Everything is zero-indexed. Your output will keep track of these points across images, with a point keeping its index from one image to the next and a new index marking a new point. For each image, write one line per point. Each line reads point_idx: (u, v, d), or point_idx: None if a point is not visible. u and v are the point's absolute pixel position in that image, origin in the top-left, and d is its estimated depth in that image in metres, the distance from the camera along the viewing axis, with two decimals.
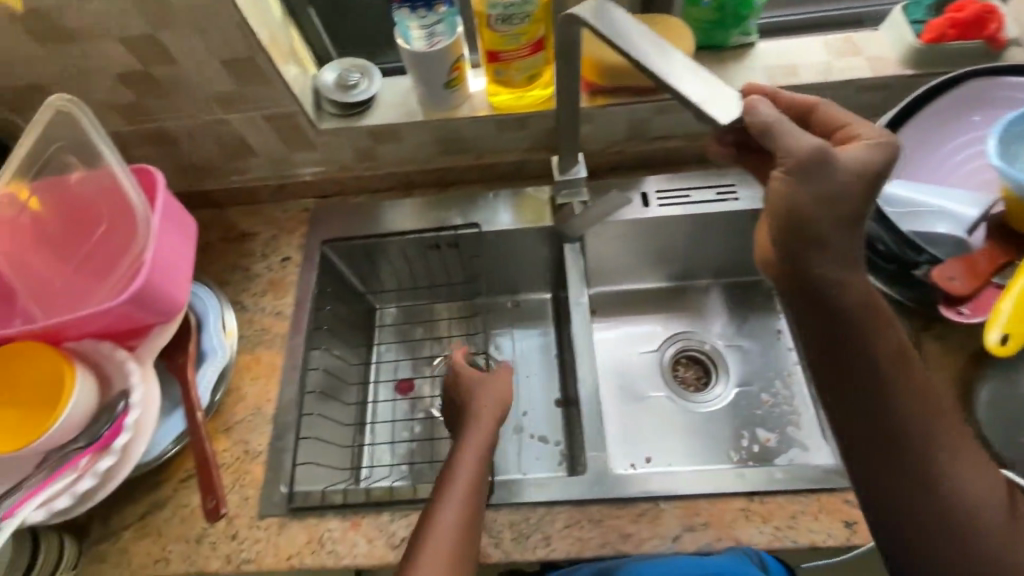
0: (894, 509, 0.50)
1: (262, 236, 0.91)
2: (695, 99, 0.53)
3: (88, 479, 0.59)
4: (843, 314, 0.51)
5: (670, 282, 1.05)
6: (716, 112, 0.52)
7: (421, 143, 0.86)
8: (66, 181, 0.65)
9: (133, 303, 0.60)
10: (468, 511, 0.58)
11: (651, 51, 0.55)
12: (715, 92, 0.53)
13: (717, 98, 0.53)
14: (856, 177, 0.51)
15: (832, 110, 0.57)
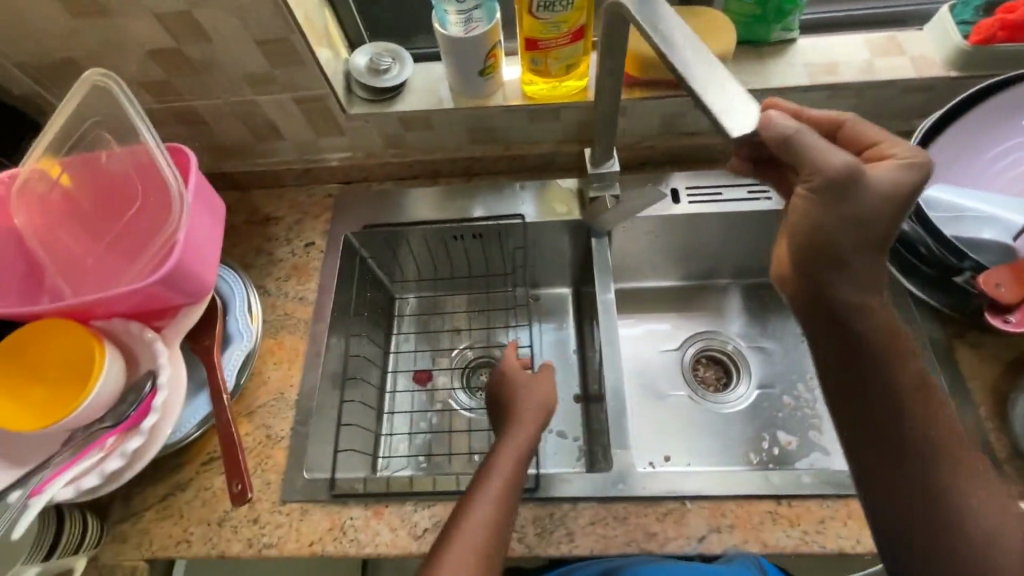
0: (905, 527, 0.51)
1: (286, 220, 0.90)
2: (711, 105, 0.48)
3: (115, 459, 0.58)
4: (864, 334, 0.51)
5: (693, 281, 1.04)
6: (728, 122, 0.47)
7: (450, 131, 0.85)
8: (98, 158, 0.65)
9: (164, 283, 0.59)
10: (501, 510, 0.58)
11: (683, 49, 0.51)
12: (736, 103, 0.48)
13: (735, 109, 0.48)
14: (883, 198, 0.48)
15: (860, 128, 0.54)
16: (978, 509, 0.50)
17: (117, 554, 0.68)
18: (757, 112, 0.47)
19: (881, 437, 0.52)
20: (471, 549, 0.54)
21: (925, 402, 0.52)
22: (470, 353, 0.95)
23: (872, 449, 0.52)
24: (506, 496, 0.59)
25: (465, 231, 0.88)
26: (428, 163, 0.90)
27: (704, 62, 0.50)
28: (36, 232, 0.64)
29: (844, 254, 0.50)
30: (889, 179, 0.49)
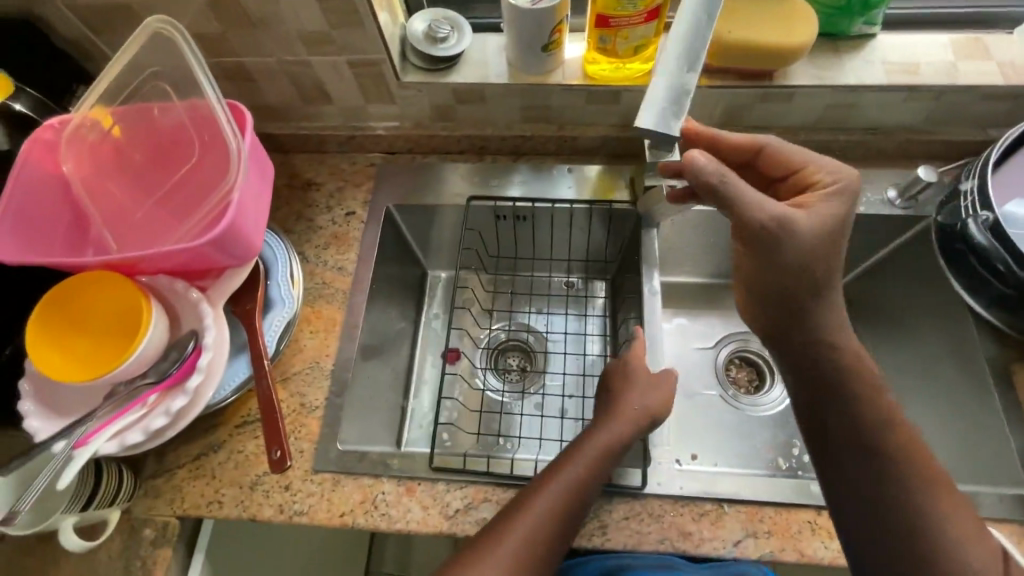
0: (877, 552, 0.54)
1: (328, 187, 0.88)
2: (652, 97, 0.58)
3: (160, 417, 0.58)
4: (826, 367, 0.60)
5: (732, 279, 1.02)
6: (647, 115, 0.57)
7: (504, 107, 0.82)
8: (151, 111, 0.64)
9: (216, 243, 0.58)
10: (569, 489, 0.59)
11: (681, 51, 0.58)
12: (664, 112, 0.57)
13: (664, 113, 0.57)
14: (816, 239, 0.58)
15: (779, 149, 0.64)
16: (948, 537, 0.52)
17: (149, 508, 0.68)
18: (672, 129, 0.57)
19: (845, 460, 0.57)
20: (531, 538, 0.56)
21: (889, 427, 0.57)
22: (500, 335, 0.94)
23: (841, 470, 0.57)
24: (576, 491, 0.59)
25: (509, 211, 0.86)
26: (477, 138, 0.87)
27: (685, 70, 0.58)
28: (85, 180, 0.63)
29: (795, 299, 0.60)
30: (815, 221, 0.58)
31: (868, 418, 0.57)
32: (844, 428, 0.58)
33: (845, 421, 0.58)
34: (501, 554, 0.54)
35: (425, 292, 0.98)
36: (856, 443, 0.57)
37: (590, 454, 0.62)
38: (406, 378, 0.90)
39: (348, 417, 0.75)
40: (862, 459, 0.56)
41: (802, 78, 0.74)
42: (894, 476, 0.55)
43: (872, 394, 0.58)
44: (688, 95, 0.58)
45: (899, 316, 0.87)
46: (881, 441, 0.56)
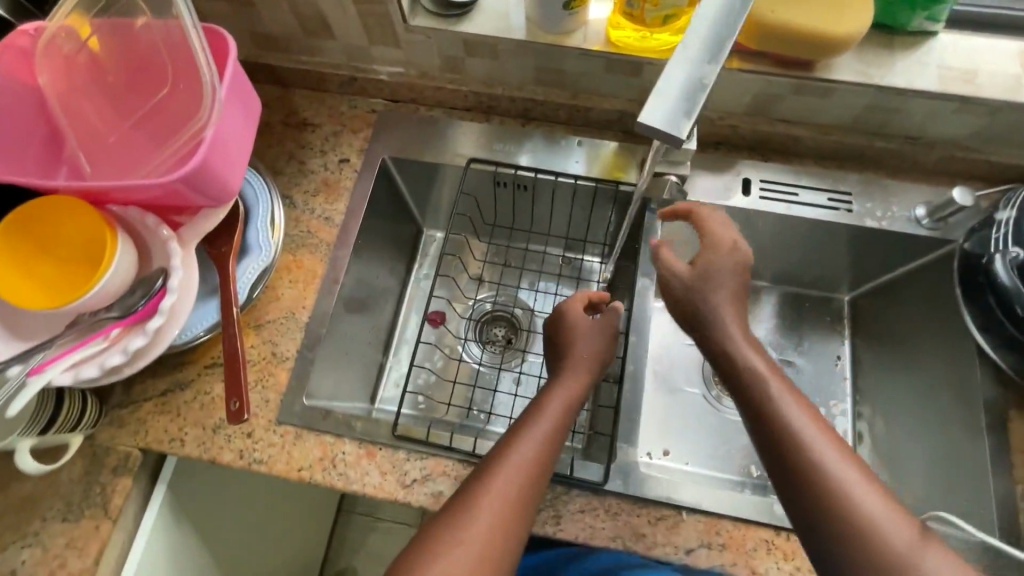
0: None
1: (324, 130, 0.84)
2: (662, 89, 0.47)
3: (118, 354, 0.57)
4: (757, 393, 0.58)
5: None
6: (653, 110, 0.46)
7: (517, 65, 0.76)
8: (131, 25, 0.59)
9: (186, 182, 0.54)
10: (532, 465, 0.58)
11: (703, 40, 0.47)
12: (674, 108, 0.46)
13: (674, 109, 0.46)
14: (730, 274, 0.65)
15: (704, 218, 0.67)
16: (911, 543, 0.48)
17: (112, 437, 0.69)
18: (681, 131, 0.46)
19: (793, 496, 0.53)
20: (497, 519, 0.55)
21: (823, 443, 0.53)
22: (487, 304, 0.91)
23: (795, 508, 0.52)
24: (531, 466, 0.58)
25: (509, 178, 0.82)
26: (485, 96, 0.81)
27: (704, 63, 0.47)
28: (61, 95, 0.59)
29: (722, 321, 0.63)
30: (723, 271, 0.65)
31: (805, 439, 0.53)
32: (781, 458, 0.54)
33: (780, 451, 0.54)
34: (474, 532, 0.53)
35: (416, 251, 0.95)
36: (798, 477, 0.52)
37: (532, 417, 0.63)
38: (386, 336, 0.88)
39: (319, 372, 0.74)
40: (809, 487, 0.52)
41: (845, 72, 0.67)
42: (846, 496, 0.50)
43: (801, 414, 0.55)
44: (705, 91, 0.47)
45: (902, 341, 0.85)
46: (825, 462, 0.52)
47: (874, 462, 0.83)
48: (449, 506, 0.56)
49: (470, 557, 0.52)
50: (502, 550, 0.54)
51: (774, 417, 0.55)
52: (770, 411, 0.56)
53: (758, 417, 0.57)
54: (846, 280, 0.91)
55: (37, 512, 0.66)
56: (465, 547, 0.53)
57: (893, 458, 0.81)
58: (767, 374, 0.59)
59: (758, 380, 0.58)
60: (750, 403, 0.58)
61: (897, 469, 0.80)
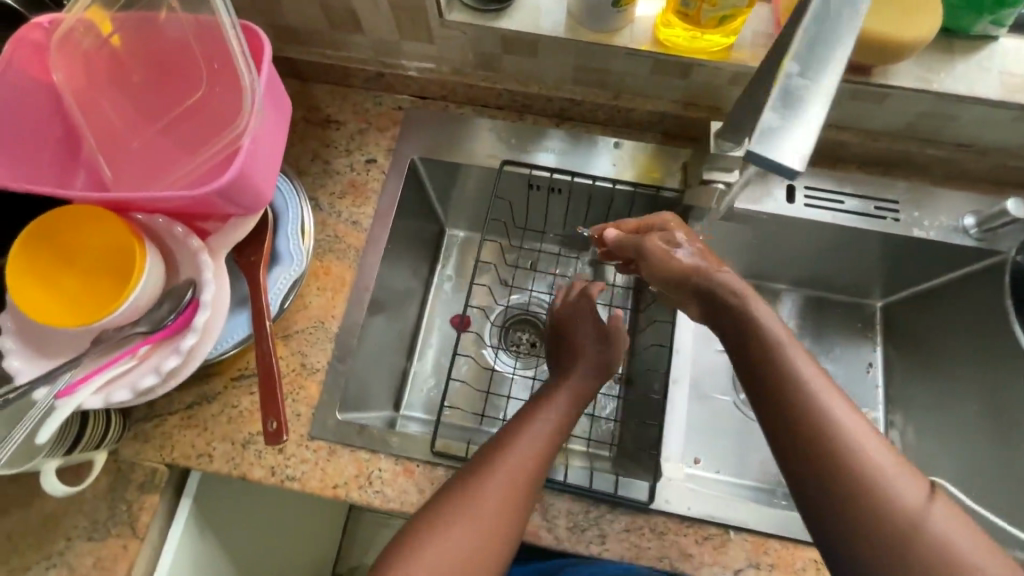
0: (850, 546, 0.44)
1: (348, 127, 0.80)
2: (773, 117, 0.42)
3: (151, 375, 0.54)
4: (754, 343, 0.53)
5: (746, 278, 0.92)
6: (765, 141, 0.41)
7: (555, 63, 0.72)
8: (156, 20, 0.54)
9: (222, 194, 0.50)
10: (539, 459, 0.59)
11: (809, 60, 0.42)
12: (790, 138, 0.41)
13: (788, 138, 0.41)
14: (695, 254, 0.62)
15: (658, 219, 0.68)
16: (913, 497, 0.44)
17: (137, 452, 0.66)
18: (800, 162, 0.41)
19: (791, 448, 0.48)
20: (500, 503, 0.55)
21: (824, 390, 0.49)
22: (512, 308, 0.89)
23: (793, 465, 0.48)
24: (535, 458, 0.59)
25: (544, 181, 0.79)
26: (520, 95, 0.78)
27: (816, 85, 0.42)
28: (78, 94, 0.55)
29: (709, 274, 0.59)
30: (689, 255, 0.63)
31: (808, 387, 0.49)
32: (787, 409, 0.49)
33: (785, 401, 0.49)
34: (474, 507, 0.54)
35: (440, 251, 0.92)
36: (806, 427, 0.48)
37: (532, 417, 0.62)
38: (411, 340, 0.86)
39: (350, 385, 0.72)
40: (808, 439, 0.47)
41: (904, 78, 0.65)
42: (846, 446, 0.46)
43: (804, 360, 0.51)
44: (821, 114, 0.42)
45: (935, 352, 0.84)
46: (828, 410, 0.48)
47: None
48: (452, 485, 0.56)
49: (468, 538, 0.53)
50: (486, 561, 0.53)
51: (782, 367, 0.51)
52: (779, 362, 0.51)
53: (764, 366, 0.52)
54: (880, 287, 0.90)
55: (61, 530, 0.63)
56: (463, 527, 0.53)
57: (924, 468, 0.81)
58: (774, 323, 0.54)
59: (765, 330, 0.53)
60: (755, 352, 0.53)
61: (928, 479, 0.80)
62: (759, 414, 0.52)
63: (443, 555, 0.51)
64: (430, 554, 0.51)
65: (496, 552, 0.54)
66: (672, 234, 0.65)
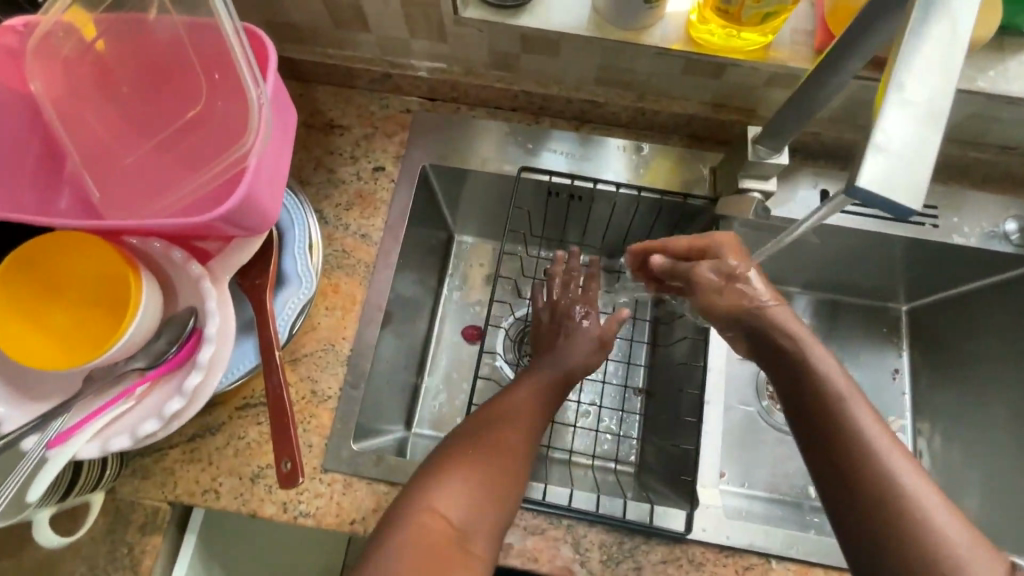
0: None
1: (354, 132, 0.75)
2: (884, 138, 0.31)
3: (153, 421, 0.48)
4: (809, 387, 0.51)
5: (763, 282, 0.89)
6: (877, 174, 0.31)
7: (578, 63, 0.68)
8: (147, 23, 0.49)
9: (227, 220, 0.45)
10: (531, 439, 0.58)
11: (925, 65, 0.32)
12: (904, 172, 0.31)
13: (902, 170, 0.31)
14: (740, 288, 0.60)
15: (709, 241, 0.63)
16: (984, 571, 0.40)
17: (136, 490, 0.61)
18: (912, 201, 0.31)
19: (846, 498, 0.45)
20: (495, 458, 0.54)
21: (888, 445, 0.46)
22: (529, 320, 0.82)
23: (846, 514, 0.45)
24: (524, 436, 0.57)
25: (564, 189, 0.74)
26: (539, 97, 0.73)
27: (934, 97, 0.32)
28: (61, 107, 0.49)
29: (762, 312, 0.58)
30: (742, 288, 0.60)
31: (869, 439, 0.46)
32: (845, 461, 0.46)
33: (844, 453, 0.46)
34: (477, 458, 0.54)
35: (449, 258, 0.86)
36: (865, 482, 0.44)
37: (533, 423, 0.59)
38: (421, 351, 0.81)
39: (365, 410, 0.67)
40: (867, 489, 0.44)
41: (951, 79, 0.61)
42: (909, 504, 0.42)
43: (867, 412, 0.48)
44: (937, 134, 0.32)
45: (962, 359, 0.81)
46: (889, 463, 0.44)
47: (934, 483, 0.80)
48: (452, 441, 0.56)
49: (473, 484, 0.52)
50: (490, 511, 0.52)
51: (839, 417, 0.48)
52: (838, 411, 0.48)
53: (820, 414, 0.49)
54: (906, 292, 0.86)
55: None
56: (468, 472, 0.53)
57: (952, 480, 0.79)
58: (833, 369, 0.51)
59: (823, 375, 0.51)
60: (812, 399, 0.50)
61: (957, 491, 0.78)
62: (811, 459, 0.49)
63: (453, 497, 0.51)
64: (439, 496, 0.51)
65: (495, 507, 0.52)
66: (724, 260, 0.62)
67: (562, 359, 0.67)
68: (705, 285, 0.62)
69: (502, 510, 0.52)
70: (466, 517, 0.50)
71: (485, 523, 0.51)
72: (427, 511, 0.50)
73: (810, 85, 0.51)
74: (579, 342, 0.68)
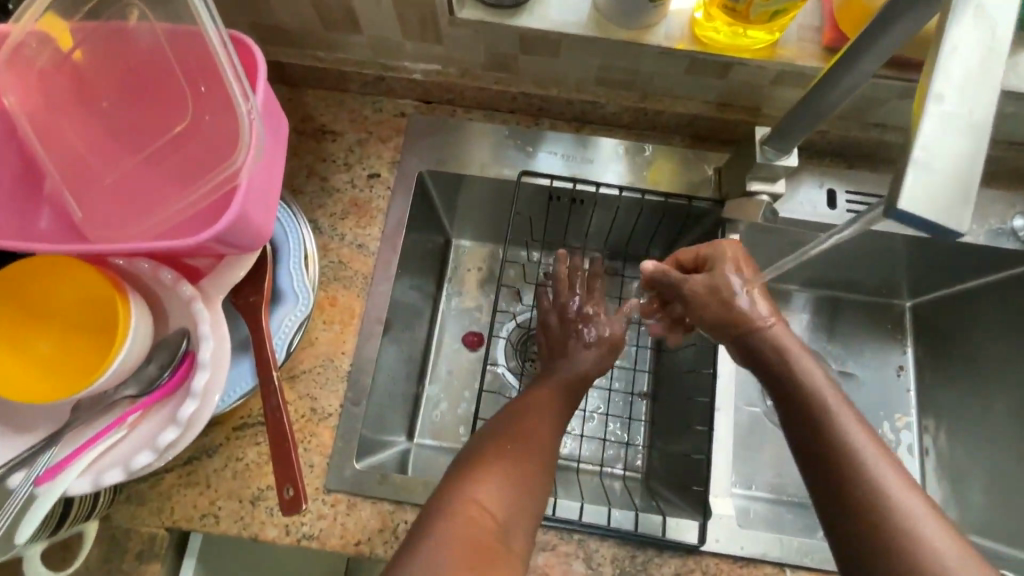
0: None
1: (347, 137, 0.72)
2: (925, 154, 0.30)
3: (146, 453, 0.46)
4: (800, 397, 0.51)
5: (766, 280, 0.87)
6: (918, 192, 0.30)
7: (578, 63, 0.66)
8: (128, 32, 0.46)
9: (219, 240, 0.43)
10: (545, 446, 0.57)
11: (960, 79, 0.32)
12: (947, 190, 0.30)
13: (945, 188, 0.30)
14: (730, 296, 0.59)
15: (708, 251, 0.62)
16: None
17: (132, 516, 0.59)
18: (957, 221, 0.29)
19: (838, 506, 0.45)
20: (525, 454, 0.53)
21: (876, 455, 0.46)
22: (530, 327, 0.80)
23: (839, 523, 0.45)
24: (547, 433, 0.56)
25: (565, 192, 0.72)
26: (538, 98, 0.71)
27: (971, 112, 0.31)
28: (38, 123, 0.46)
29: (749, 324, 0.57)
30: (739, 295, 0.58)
31: (858, 449, 0.46)
32: (833, 474, 0.46)
33: (834, 461, 0.46)
34: (507, 454, 0.52)
35: (447, 263, 0.84)
36: (852, 495, 0.44)
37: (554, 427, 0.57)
38: (421, 361, 0.78)
39: (366, 427, 0.65)
40: (855, 496, 0.44)
41: None
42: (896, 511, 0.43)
43: (854, 421, 0.48)
44: (979, 149, 0.31)
45: (969, 355, 0.80)
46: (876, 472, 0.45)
47: (939, 481, 0.79)
48: (480, 439, 0.54)
49: (508, 480, 0.50)
50: (525, 507, 0.50)
51: (828, 430, 0.48)
52: (825, 422, 0.48)
53: (811, 426, 0.49)
54: (910, 288, 0.85)
55: None
56: (501, 465, 0.51)
57: (956, 478, 0.78)
58: (822, 383, 0.52)
59: (812, 389, 0.51)
60: (801, 411, 0.50)
61: (962, 488, 0.77)
62: (805, 469, 0.49)
63: (490, 489, 0.49)
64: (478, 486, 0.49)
65: (527, 500, 0.50)
66: (722, 274, 0.60)
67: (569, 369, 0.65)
68: (701, 295, 0.60)
69: (537, 506, 0.51)
70: (506, 510, 0.49)
71: (522, 518, 0.49)
72: (467, 504, 0.48)
73: (822, 86, 0.50)
74: (585, 353, 0.66)
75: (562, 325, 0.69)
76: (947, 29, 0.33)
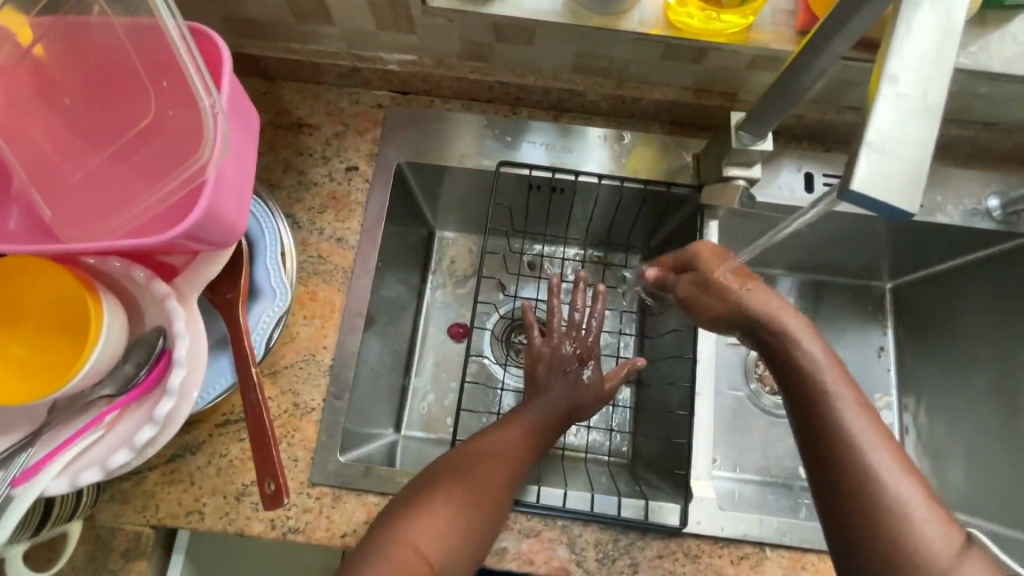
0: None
1: (323, 130, 0.72)
2: (877, 137, 0.31)
3: (123, 452, 0.46)
4: (796, 374, 0.49)
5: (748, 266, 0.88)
6: (870, 175, 0.30)
7: (553, 51, 0.65)
8: (89, 26, 0.46)
9: (188, 236, 0.42)
10: (525, 447, 0.58)
11: (913, 62, 0.32)
12: (897, 172, 0.30)
13: (895, 170, 0.30)
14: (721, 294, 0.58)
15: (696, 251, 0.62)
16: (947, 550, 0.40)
17: (116, 516, 0.59)
18: (908, 203, 0.30)
19: (829, 483, 0.44)
20: (473, 488, 0.52)
21: (870, 433, 0.44)
22: (515, 317, 0.80)
23: (828, 499, 0.44)
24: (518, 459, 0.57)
25: (544, 182, 0.72)
26: (515, 87, 0.70)
27: (924, 94, 0.32)
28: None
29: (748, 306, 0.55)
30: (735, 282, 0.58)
31: (852, 427, 0.45)
32: (826, 451, 0.45)
33: (828, 439, 0.45)
34: (455, 488, 0.52)
35: (430, 256, 0.84)
36: (843, 471, 0.43)
37: (526, 442, 0.58)
38: (406, 353, 0.78)
39: (350, 420, 0.66)
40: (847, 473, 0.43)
41: None
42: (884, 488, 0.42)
43: (850, 399, 0.46)
44: (932, 131, 0.31)
45: (947, 334, 0.82)
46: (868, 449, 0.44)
47: (919, 458, 0.81)
48: (426, 477, 0.54)
49: (445, 517, 0.50)
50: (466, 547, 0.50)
51: (824, 409, 0.46)
52: (822, 399, 0.47)
53: (806, 402, 0.47)
54: (890, 269, 0.86)
55: None
56: (441, 501, 0.51)
57: (936, 455, 0.80)
58: (822, 360, 0.49)
59: (813, 369, 0.49)
60: (800, 387, 0.48)
61: (942, 465, 0.79)
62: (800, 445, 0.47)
63: (427, 526, 0.49)
64: (412, 525, 0.49)
65: (464, 543, 0.50)
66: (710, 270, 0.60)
67: (552, 359, 0.66)
68: (691, 295, 0.61)
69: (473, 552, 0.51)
70: (437, 555, 0.48)
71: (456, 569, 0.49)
72: (400, 546, 0.47)
73: (793, 69, 0.50)
74: (576, 370, 0.65)
75: (553, 342, 0.67)
76: (904, 12, 0.33)
